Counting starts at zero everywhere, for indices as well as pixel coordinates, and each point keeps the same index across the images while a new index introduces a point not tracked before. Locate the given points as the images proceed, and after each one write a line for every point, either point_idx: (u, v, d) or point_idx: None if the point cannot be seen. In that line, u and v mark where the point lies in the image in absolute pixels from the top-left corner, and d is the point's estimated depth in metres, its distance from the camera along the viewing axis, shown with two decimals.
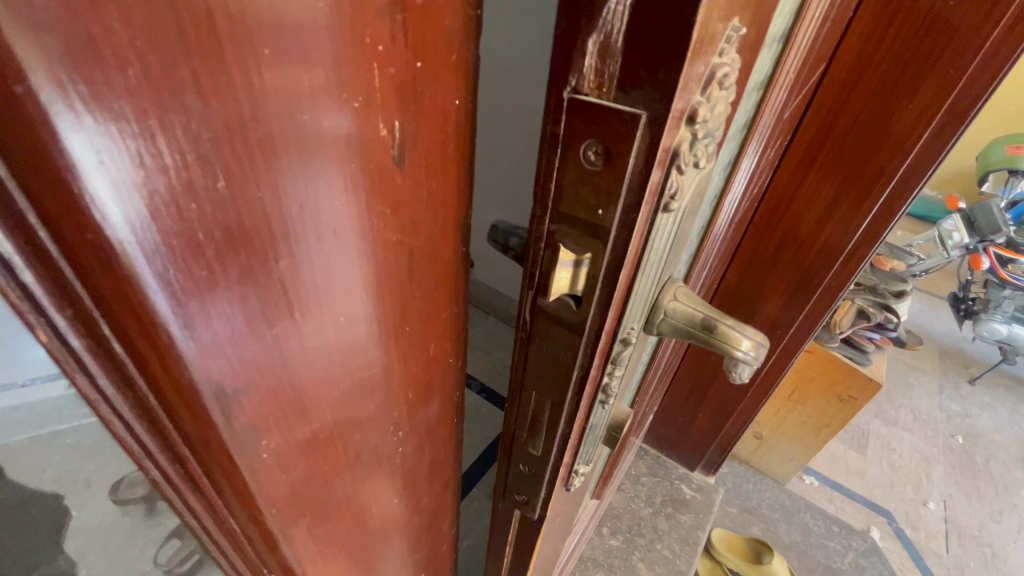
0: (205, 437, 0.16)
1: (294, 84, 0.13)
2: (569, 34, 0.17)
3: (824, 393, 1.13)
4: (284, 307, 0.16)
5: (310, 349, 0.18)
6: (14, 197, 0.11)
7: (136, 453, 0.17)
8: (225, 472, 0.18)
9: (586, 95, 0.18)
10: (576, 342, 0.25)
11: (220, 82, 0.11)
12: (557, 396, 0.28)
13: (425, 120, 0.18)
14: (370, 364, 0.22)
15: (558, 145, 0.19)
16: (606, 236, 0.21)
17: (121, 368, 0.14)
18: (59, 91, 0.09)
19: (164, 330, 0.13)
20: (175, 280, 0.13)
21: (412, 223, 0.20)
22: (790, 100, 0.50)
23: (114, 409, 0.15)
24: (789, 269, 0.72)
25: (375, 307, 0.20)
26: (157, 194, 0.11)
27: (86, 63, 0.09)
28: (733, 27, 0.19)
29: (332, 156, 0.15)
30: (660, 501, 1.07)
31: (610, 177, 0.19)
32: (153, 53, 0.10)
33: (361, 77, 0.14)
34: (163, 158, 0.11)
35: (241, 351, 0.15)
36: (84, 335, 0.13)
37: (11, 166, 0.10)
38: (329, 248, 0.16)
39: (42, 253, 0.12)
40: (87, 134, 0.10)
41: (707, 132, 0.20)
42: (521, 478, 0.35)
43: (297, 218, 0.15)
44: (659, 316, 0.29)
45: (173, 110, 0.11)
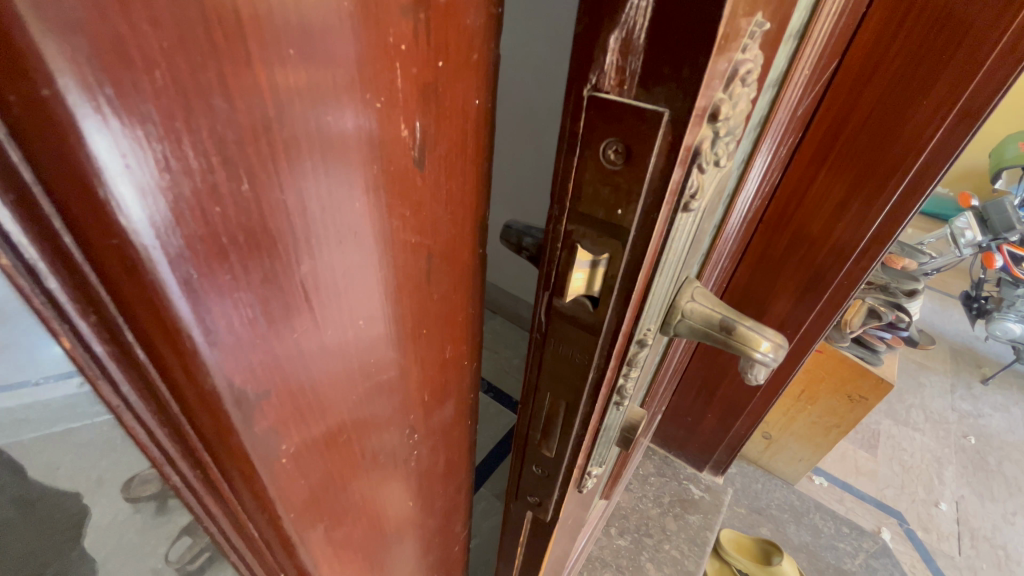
0: (226, 443, 0.16)
1: (318, 85, 0.12)
2: (591, 31, 0.17)
3: (834, 393, 1.12)
4: (305, 310, 0.16)
5: (330, 352, 0.18)
6: (41, 202, 0.10)
7: (156, 459, 0.17)
8: (246, 478, 0.17)
9: (606, 93, 0.17)
10: (592, 343, 0.25)
11: (246, 83, 0.11)
12: (571, 398, 0.28)
13: (444, 120, 0.18)
14: (387, 367, 0.21)
15: (577, 144, 0.19)
16: (625, 236, 0.20)
17: (142, 374, 0.14)
18: (86, 94, 0.09)
19: (187, 335, 0.13)
20: (199, 284, 0.12)
21: (430, 224, 0.20)
22: (803, 97, 0.50)
23: (136, 415, 0.15)
24: (800, 268, 0.72)
25: (393, 308, 0.20)
26: (182, 197, 0.11)
27: (113, 65, 0.09)
28: (756, 22, 0.19)
29: (353, 158, 0.15)
30: (668, 501, 1.06)
31: (630, 176, 0.19)
32: (180, 55, 0.10)
33: (383, 76, 0.14)
34: (188, 160, 0.11)
35: (263, 355, 0.15)
36: (107, 341, 0.13)
37: (38, 171, 0.10)
38: (349, 250, 0.16)
39: (67, 259, 0.11)
40: (114, 138, 0.10)
41: (729, 130, 0.20)
42: (534, 480, 0.35)
43: (318, 220, 0.15)
44: (676, 317, 0.28)
45: (199, 113, 0.11)
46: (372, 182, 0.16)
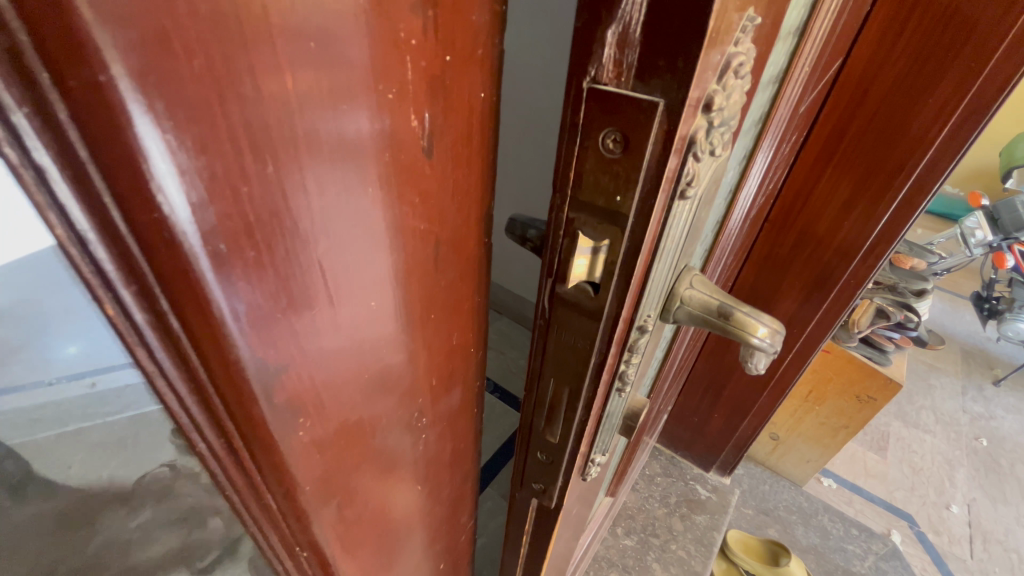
0: (248, 412, 0.17)
1: (334, 77, 0.14)
2: (589, 27, 0.18)
3: (842, 394, 1.12)
4: (323, 288, 0.17)
5: (344, 330, 0.19)
6: (95, 177, 0.11)
7: (185, 426, 0.18)
8: (266, 448, 0.19)
9: (605, 85, 0.18)
10: (594, 328, 0.25)
11: (270, 73, 0.12)
12: (575, 383, 0.29)
13: (451, 112, 0.19)
14: (398, 348, 0.23)
15: (577, 134, 0.20)
16: (624, 223, 0.21)
17: (176, 344, 0.15)
18: (135, 80, 0.10)
19: (215, 307, 0.14)
20: (227, 256, 0.14)
21: (438, 213, 0.21)
22: (806, 94, 0.50)
23: (169, 382, 0.16)
24: (806, 267, 0.72)
25: (402, 294, 0.21)
26: (214, 176, 0.12)
27: (158, 54, 0.10)
28: (748, 16, 0.19)
29: (365, 146, 0.16)
30: (675, 502, 1.06)
31: (628, 164, 0.19)
32: (215, 45, 0.11)
33: (395, 69, 0.15)
34: (220, 143, 0.12)
35: (284, 328, 0.16)
36: (146, 310, 0.14)
37: (91, 148, 0.11)
38: (363, 234, 0.17)
39: (113, 231, 0.12)
40: (156, 122, 0.11)
41: (723, 121, 0.21)
42: (538, 467, 0.36)
43: (333, 205, 0.16)
44: (675, 304, 0.29)
45: (230, 100, 0.12)
46: (383, 171, 0.17)
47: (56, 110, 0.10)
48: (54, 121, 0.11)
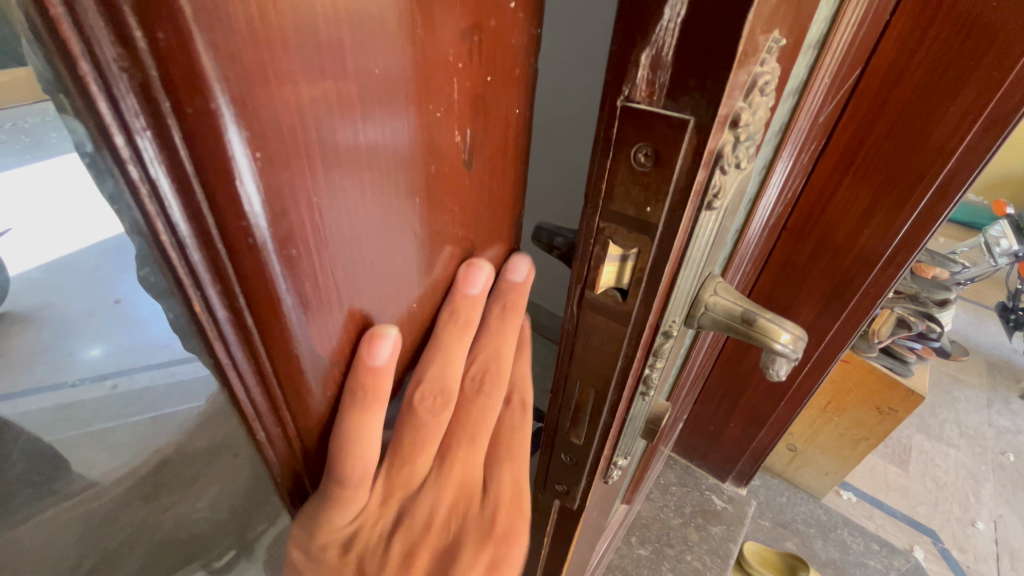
0: (299, 390, 0.20)
1: (391, 94, 0.17)
2: (623, 49, 0.19)
3: (861, 405, 1.10)
4: (369, 277, 0.20)
5: (382, 320, 0.22)
6: (195, 184, 0.14)
7: (250, 417, 0.21)
8: (303, 412, 0.21)
9: (638, 103, 0.20)
10: (621, 333, 0.26)
11: (344, 93, 0.15)
12: (601, 386, 0.30)
13: (489, 127, 0.22)
14: (421, 334, 0.25)
15: (609, 148, 0.21)
16: (653, 232, 0.22)
17: (247, 337, 0.18)
18: (234, 101, 0.13)
19: (282, 300, 0.17)
20: (296, 256, 0.17)
21: (473, 222, 0.24)
22: (826, 103, 0.51)
23: (240, 372, 0.19)
24: (823, 276, 0.72)
25: (432, 292, 0.24)
26: (292, 183, 0.15)
27: (259, 80, 0.13)
28: (773, 38, 0.20)
29: (412, 157, 0.19)
30: (690, 512, 1.06)
31: (659, 176, 0.21)
32: (303, 72, 0.14)
33: (445, 88, 0.19)
34: (299, 151, 0.15)
35: (333, 313, 0.19)
36: (227, 308, 0.17)
37: (198, 168, 0.14)
38: (406, 236, 0.21)
39: (206, 237, 0.15)
40: (246, 140, 0.14)
41: (748, 135, 0.22)
42: (561, 468, 0.37)
43: (386, 210, 0.19)
44: (699, 309, 0.30)
45: (310, 117, 0.15)
46: (428, 179, 0.20)
47: (171, 130, 0.13)
48: (170, 144, 0.14)
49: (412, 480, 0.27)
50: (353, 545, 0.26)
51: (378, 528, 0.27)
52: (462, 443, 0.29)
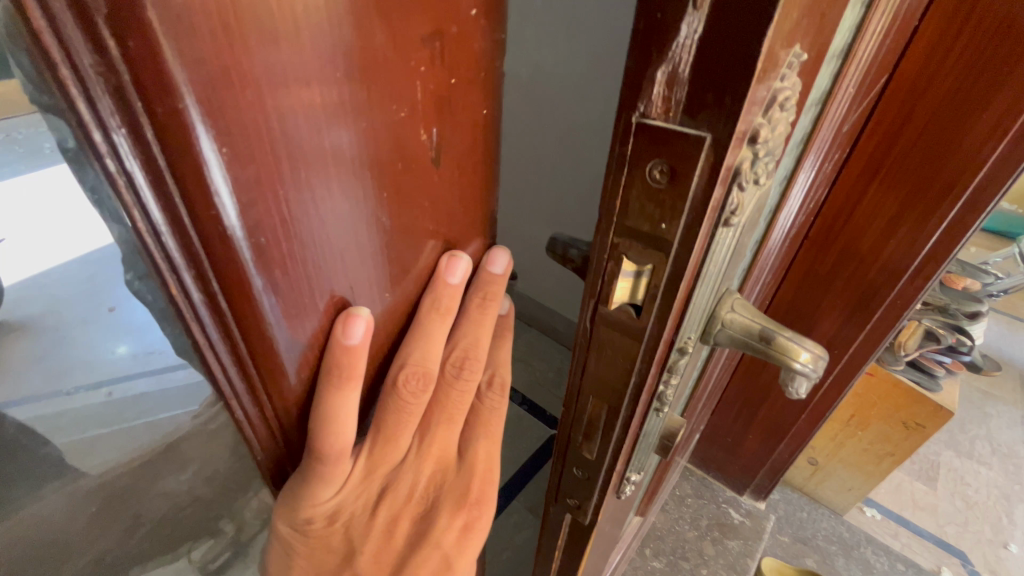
0: (268, 355, 0.25)
1: (352, 99, 0.21)
2: (640, 65, 0.19)
3: (886, 420, 1.07)
4: (334, 260, 0.24)
5: (351, 302, 0.26)
6: (166, 175, 0.19)
7: (228, 397, 0.27)
8: (279, 393, 0.27)
9: (653, 120, 0.19)
10: (636, 349, 0.26)
11: (308, 94, 0.19)
12: (613, 402, 0.29)
13: (457, 126, 0.27)
14: (398, 316, 0.30)
15: (625, 164, 0.21)
16: (668, 250, 0.22)
17: (218, 312, 0.23)
18: (202, 102, 0.17)
19: (251, 281, 0.22)
20: (262, 240, 0.21)
21: (447, 216, 0.29)
22: (851, 111, 0.50)
23: (215, 347, 0.24)
24: (848, 285, 0.70)
25: (404, 282, 0.29)
26: (258, 176, 0.20)
27: (225, 86, 0.18)
28: (795, 52, 0.20)
29: (373, 155, 0.23)
30: (706, 525, 1.05)
31: (673, 194, 0.20)
32: (268, 79, 0.18)
33: (406, 93, 0.23)
34: (264, 143, 0.19)
35: (301, 281, 0.24)
36: (200, 287, 0.22)
37: (170, 162, 0.18)
38: (371, 226, 0.25)
39: (179, 224, 0.20)
40: (210, 138, 0.18)
41: (768, 152, 0.22)
42: (573, 483, 0.36)
43: (352, 203, 0.23)
44: (717, 326, 0.29)
45: (275, 116, 0.19)
46: (394, 175, 0.25)
47: (144, 130, 0.18)
48: (144, 142, 0.18)
49: (394, 459, 0.33)
50: (341, 508, 0.32)
51: (366, 495, 0.33)
52: (441, 424, 0.35)
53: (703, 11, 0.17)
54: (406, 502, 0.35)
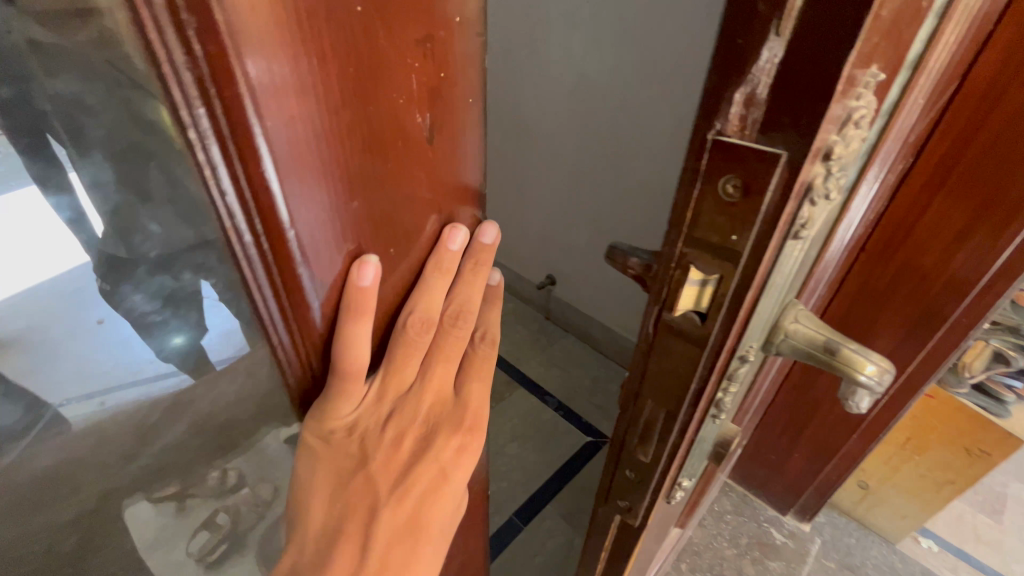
0: (303, 304, 0.27)
1: (362, 83, 0.23)
2: (719, 87, 0.20)
3: (946, 446, 1.01)
4: (355, 223, 0.27)
5: (365, 251, 0.28)
6: (228, 144, 0.21)
7: (267, 325, 0.29)
8: (305, 326, 0.29)
9: (729, 137, 0.20)
10: (697, 354, 0.27)
11: (326, 75, 0.22)
12: (672, 406, 0.30)
13: (447, 114, 0.28)
14: (408, 272, 0.32)
15: (698, 178, 0.22)
16: (737, 261, 0.23)
17: (266, 263, 0.25)
18: (250, 82, 0.20)
19: (289, 237, 0.24)
20: (299, 202, 0.24)
21: (449, 192, 0.31)
22: (919, 120, 0.48)
23: (263, 293, 0.27)
24: (908, 302, 0.68)
25: (414, 247, 0.31)
26: (294, 145, 0.22)
27: (268, 65, 0.20)
28: (872, 73, 0.20)
29: (383, 132, 0.25)
30: (745, 544, 1.05)
31: (746, 208, 0.21)
32: (297, 61, 0.21)
33: (405, 78, 0.25)
34: (297, 118, 0.22)
35: (326, 246, 0.26)
36: (253, 237, 0.25)
37: (231, 132, 0.21)
38: (383, 195, 0.27)
39: (235, 185, 0.23)
40: (258, 111, 0.20)
41: (840, 167, 0.22)
42: (625, 484, 0.37)
43: (367, 173, 0.26)
44: (779, 336, 0.30)
45: (305, 93, 0.21)
46: (401, 151, 0.27)
47: (211, 103, 0.20)
48: (210, 113, 0.20)
49: (404, 385, 0.34)
50: (354, 430, 0.33)
51: (375, 418, 0.33)
52: (443, 360, 0.35)
53: (785, 37, 0.18)
54: (413, 420, 0.35)
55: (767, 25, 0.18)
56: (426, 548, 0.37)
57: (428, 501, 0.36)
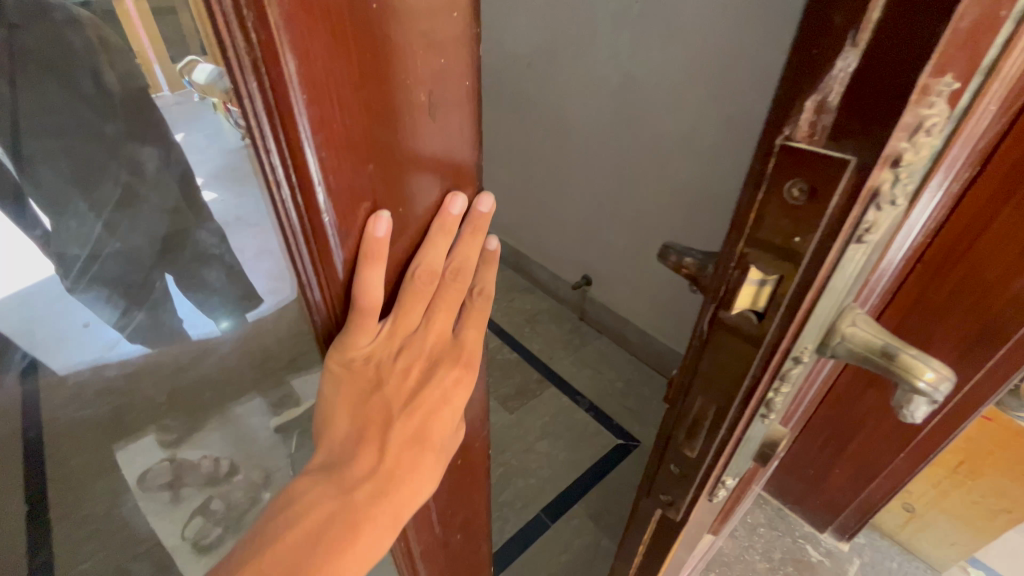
0: (325, 250, 0.33)
1: (373, 62, 0.27)
2: (791, 95, 0.21)
3: (1004, 472, 0.95)
4: (367, 184, 0.31)
5: (378, 210, 0.33)
6: (269, 107, 0.26)
7: (300, 265, 0.35)
8: (328, 270, 0.34)
9: (798, 142, 0.21)
10: (751, 352, 0.28)
11: (344, 55, 0.26)
12: (723, 402, 0.31)
13: (452, 93, 0.31)
14: (415, 233, 0.36)
15: (764, 181, 0.23)
16: (799, 261, 0.24)
17: (298, 212, 0.31)
18: (284, 57, 0.24)
19: (314, 190, 0.29)
20: (321, 162, 0.28)
21: (453, 165, 0.35)
22: (988, 129, 0.47)
23: (297, 237, 0.32)
24: (967, 317, 0.67)
25: (421, 211, 0.35)
26: (318, 111, 0.27)
27: (296, 44, 0.24)
28: (947, 80, 0.21)
29: (391, 106, 0.29)
30: (778, 559, 1.06)
31: (812, 210, 0.22)
32: (320, 41, 0.25)
33: (409, 58, 0.28)
34: (321, 89, 0.26)
35: (345, 201, 0.31)
36: (289, 189, 0.30)
37: (271, 99, 0.26)
38: (392, 160, 0.31)
39: (275, 144, 0.28)
40: (290, 81, 0.25)
41: (908, 173, 0.22)
42: (669, 479, 0.38)
43: (379, 140, 0.30)
44: (836, 339, 0.30)
45: (326, 69, 0.26)
46: (408, 124, 0.30)
47: (256, 74, 0.25)
48: (254, 84, 0.25)
49: (411, 325, 0.38)
50: (369, 359, 0.37)
51: (387, 351, 0.38)
52: (445, 308, 0.39)
53: (860, 48, 0.19)
54: (419, 355, 0.39)
55: (843, 36, 0.19)
56: (430, 459, 0.42)
57: (429, 422, 0.41)
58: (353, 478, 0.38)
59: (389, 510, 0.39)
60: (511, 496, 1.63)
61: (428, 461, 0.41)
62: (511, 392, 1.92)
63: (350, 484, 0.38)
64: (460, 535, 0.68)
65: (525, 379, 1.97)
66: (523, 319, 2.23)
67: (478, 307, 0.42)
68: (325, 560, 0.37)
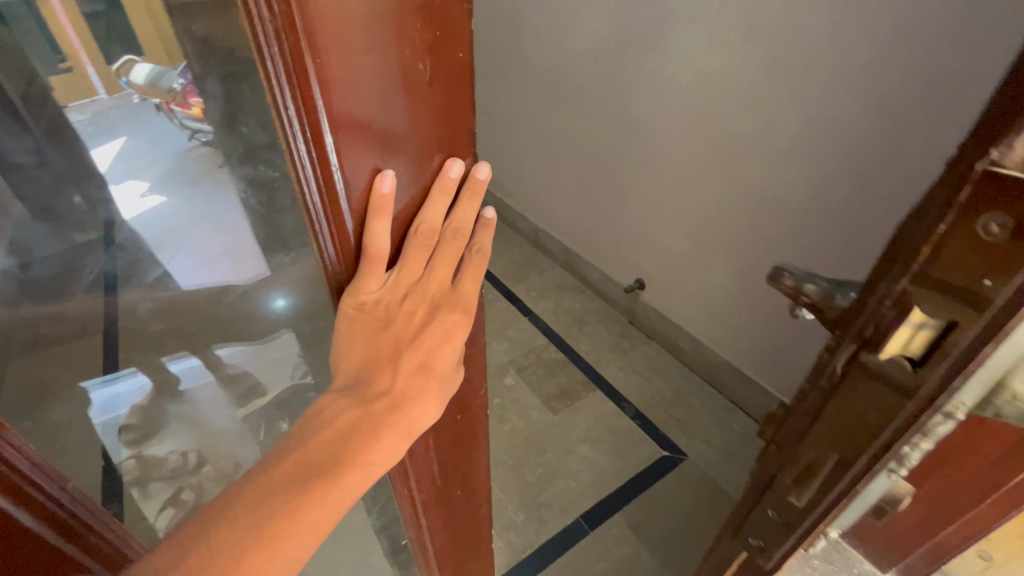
0: (334, 198, 0.40)
1: (377, 36, 0.34)
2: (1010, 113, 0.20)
3: None
4: (371, 143, 0.38)
5: (381, 167, 0.40)
6: (290, 72, 0.34)
7: (313, 212, 0.43)
8: (337, 216, 0.42)
9: (1006, 169, 0.20)
10: (898, 403, 0.27)
11: (354, 30, 0.33)
12: (849, 451, 0.31)
13: (445, 64, 0.39)
14: (416, 189, 0.44)
15: (951, 215, 0.23)
16: (982, 308, 0.23)
17: (312, 164, 0.39)
18: (303, 30, 0.32)
19: (326, 146, 0.37)
20: (332, 121, 0.36)
21: (446, 130, 0.42)
22: None
23: (312, 186, 0.40)
24: None
25: (418, 170, 0.43)
26: (331, 76, 0.34)
27: (313, 20, 0.31)
28: None
29: (394, 74, 0.36)
30: None
31: (1012, 249, 0.21)
32: (332, 20, 0.32)
33: (408, 34, 0.35)
34: (333, 57, 0.33)
35: (352, 156, 0.38)
36: (305, 145, 0.38)
37: (292, 66, 0.33)
38: (393, 123, 0.39)
39: (295, 106, 0.35)
40: (307, 50, 0.32)
41: None
42: (768, 519, 0.39)
43: (381, 103, 0.37)
44: (1006, 397, 0.28)
45: (339, 41, 0.33)
46: (408, 91, 0.38)
47: (283, 47, 0.33)
48: (280, 56, 0.33)
49: (416, 273, 0.46)
50: (380, 303, 0.46)
51: (394, 297, 0.46)
52: (446, 259, 0.47)
53: None
54: (423, 299, 0.47)
55: None
56: (434, 388, 0.48)
57: (432, 354, 0.48)
58: (372, 393, 0.46)
59: (403, 421, 0.46)
60: (550, 497, 1.60)
61: (432, 389, 0.48)
62: (555, 392, 1.90)
63: (369, 398, 0.45)
64: (461, 492, 0.79)
65: (570, 380, 1.94)
66: (571, 319, 2.19)
67: (474, 262, 0.50)
68: (354, 453, 0.44)
